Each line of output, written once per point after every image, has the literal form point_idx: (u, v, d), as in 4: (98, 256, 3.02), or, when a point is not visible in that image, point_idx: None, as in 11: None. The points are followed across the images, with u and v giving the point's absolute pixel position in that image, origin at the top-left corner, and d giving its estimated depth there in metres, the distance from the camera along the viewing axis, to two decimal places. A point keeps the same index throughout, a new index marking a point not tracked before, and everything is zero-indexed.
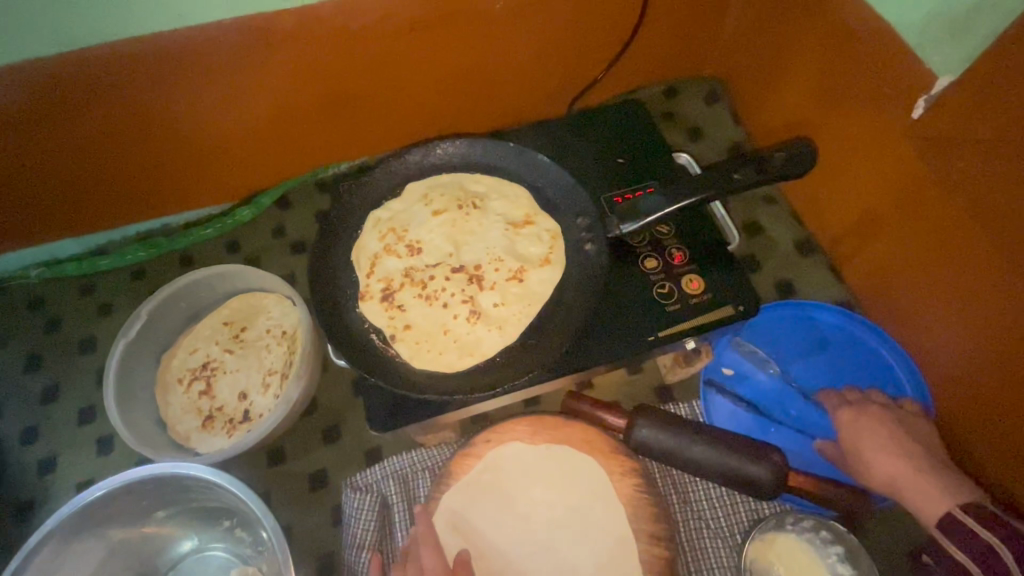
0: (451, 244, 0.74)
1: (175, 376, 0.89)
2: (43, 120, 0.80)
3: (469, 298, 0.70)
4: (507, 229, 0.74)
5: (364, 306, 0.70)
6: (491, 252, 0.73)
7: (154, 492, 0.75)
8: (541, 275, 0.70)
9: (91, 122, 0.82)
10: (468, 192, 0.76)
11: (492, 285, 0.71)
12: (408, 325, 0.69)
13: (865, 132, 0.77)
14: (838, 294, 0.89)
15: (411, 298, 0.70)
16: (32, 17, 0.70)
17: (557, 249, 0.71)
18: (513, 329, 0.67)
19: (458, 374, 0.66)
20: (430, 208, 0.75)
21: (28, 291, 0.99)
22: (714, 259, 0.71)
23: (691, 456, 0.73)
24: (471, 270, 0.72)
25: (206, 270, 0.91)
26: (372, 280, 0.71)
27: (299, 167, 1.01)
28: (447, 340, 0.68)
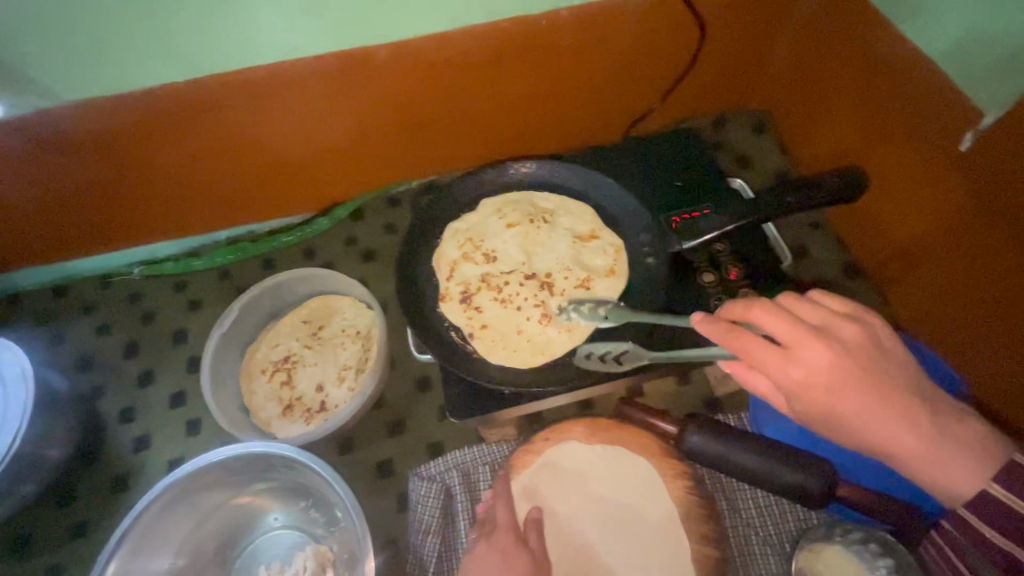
0: (523, 253, 0.82)
1: (259, 367, 0.98)
2: (159, 139, 0.90)
3: (541, 302, 0.77)
4: (574, 242, 0.81)
5: (445, 306, 0.78)
6: (561, 262, 0.80)
7: (243, 469, 0.83)
8: (607, 284, 0.78)
9: (200, 141, 0.92)
10: (538, 208, 0.84)
11: (561, 292, 0.78)
12: (485, 325, 0.76)
13: (913, 164, 0.82)
14: (884, 316, 0.92)
15: (488, 300, 0.78)
16: (167, 49, 0.79)
17: (621, 261, 0.78)
18: (581, 331, 0.74)
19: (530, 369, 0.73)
20: (504, 221, 0.83)
21: (129, 286, 1.10)
22: (765, 276, 0.78)
23: (742, 463, 0.76)
24: (543, 277, 0.80)
25: (290, 273, 1.01)
26: (452, 284, 0.79)
27: (373, 182, 1.11)
28: (521, 340, 0.75)
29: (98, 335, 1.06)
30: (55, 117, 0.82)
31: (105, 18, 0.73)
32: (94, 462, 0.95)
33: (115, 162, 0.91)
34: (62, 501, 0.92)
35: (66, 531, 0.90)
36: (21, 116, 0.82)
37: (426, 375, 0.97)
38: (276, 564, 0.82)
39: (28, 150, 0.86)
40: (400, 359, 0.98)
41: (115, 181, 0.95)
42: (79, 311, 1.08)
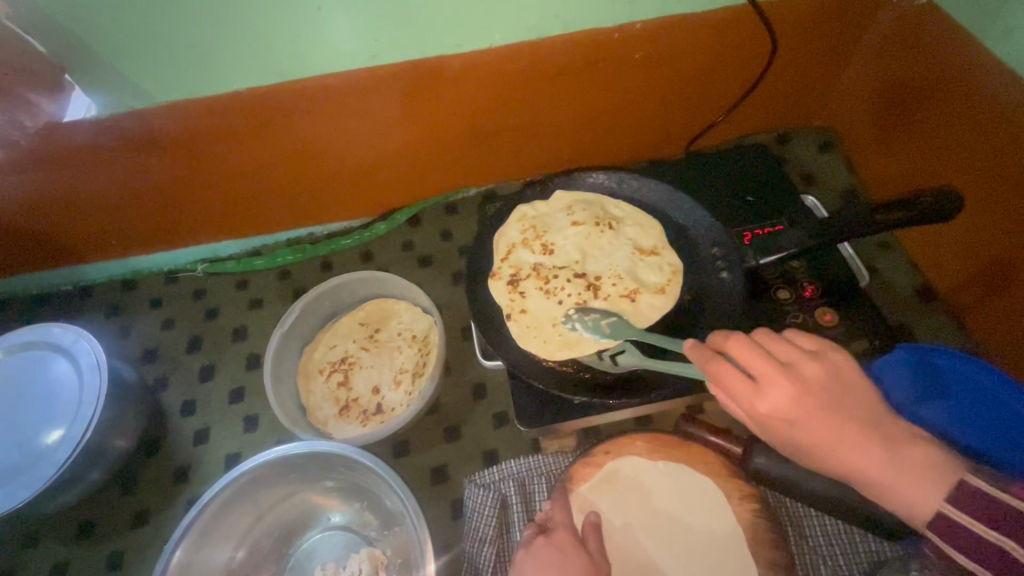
0: (580, 253, 0.81)
1: (316, 366, 0.99)
2: (235, 141, 0.92)
3: (582, 301, 0.77)
4: (632, 254, 0.80)
5: (492, 284, 0.80)
6: (613, 268, 0.79)
7: (304, 466, 0.83)
8: (655, 302, 0.76)
9: (273, 143, 0.94)
10: (606, 215, 0.83)
11: (606, 296, 0.77)
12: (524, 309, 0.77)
13: (998, 185, 0.79)
14: (960, 342, 0.89)
15: (533, 288, 0.78)
16: (249, 56, 0.82)
17: (674, 283, 0.77)
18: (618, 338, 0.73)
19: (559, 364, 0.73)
20: (570, 218, 0.83)
21: (193, 282, 1.14)
22: (845, 295, 0.76)
23: (814, 487, 0.74)
24: (593, 282, 0.79)
25: (351, 275, 1.02)
26: (505, 264, 0.81)
27: (432, 189, 1.12)
28: (555, 332, 0.75)
29: (163, 329, 1.09)
30: (142, 117, 0.86)
31: (198, 23, 0.76)
32: (155, 452, 0.97)
33: (191, 161, 0.94)
34: (124, 490, 0.94)
35: (127, 519, 0.91)
36: (110, 116, 0.85)
37: (482, 382, 0.97)
38: (331, 564, 0.82)
39: (114, 149, 0.89)
40: (455, 365, 0.99)
41: (189, 180, 0.98)
42: (146, 306, 1.12)
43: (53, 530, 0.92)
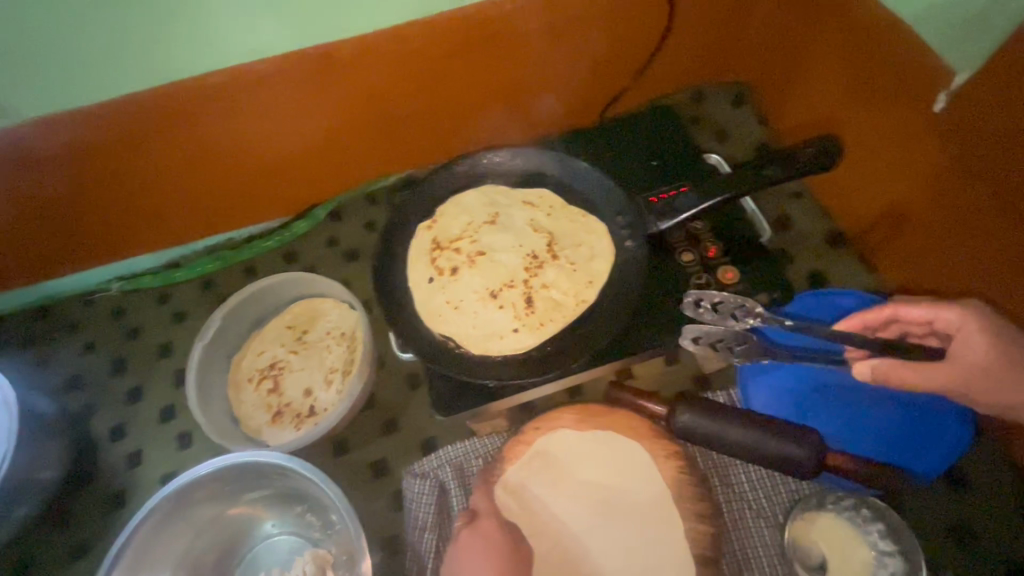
0: (507, 256, 0.77)
1: (245, 376, 0.97)
2: (126, 147, 0.88)
3: (480, 293, 0.74)
4: (553, 274, 0.74)
5: (421, 236, 0.80)
6: (520, 283, 0.74)
7: (236, 478, 0.82)
8: (507, 340, 0.70)
9: (168, 148, 0.90)
10: (558, 256, 0.76)
11: (504, 302, 0.73)
12: (446, 270, 0.76)
13: (890, 126, 0.81)
14: (870, 282, 0.91)
15: (455, 256, 0.77)
16: (126, 58, 0.78)
17: (559, 323, 0.71)
18: (493, 344, 0.70)
19: (437, 332, 0.72)
20: (524, 232, 0.78)
21: (111, 302, 1.09)
22: (746, 251, 0.76)
23: (732, 437, 0.77)
24: (474, 286, 0.75)
25: (273, 277, 0.99)
26: (443, 222, 0.80)
27: (351, 182, 1.10)
28: (448, 303, 0.74)
29: (84, 353, 1.05)
30: (23, 135, 0.82)
31: None
32: (87, 481, 0.94)
33: (81, 174, 0.89)
34: (59, 522, 0.91)
35: (65, 552, 0.89)
36: None
37: (415, 372, 0.96)
38: (276, 571, 0.82)
39: None
40: (387, 358, 0.98)
41: (84, 194, 0.93)
42: (62, 331, 1.07)
43: None
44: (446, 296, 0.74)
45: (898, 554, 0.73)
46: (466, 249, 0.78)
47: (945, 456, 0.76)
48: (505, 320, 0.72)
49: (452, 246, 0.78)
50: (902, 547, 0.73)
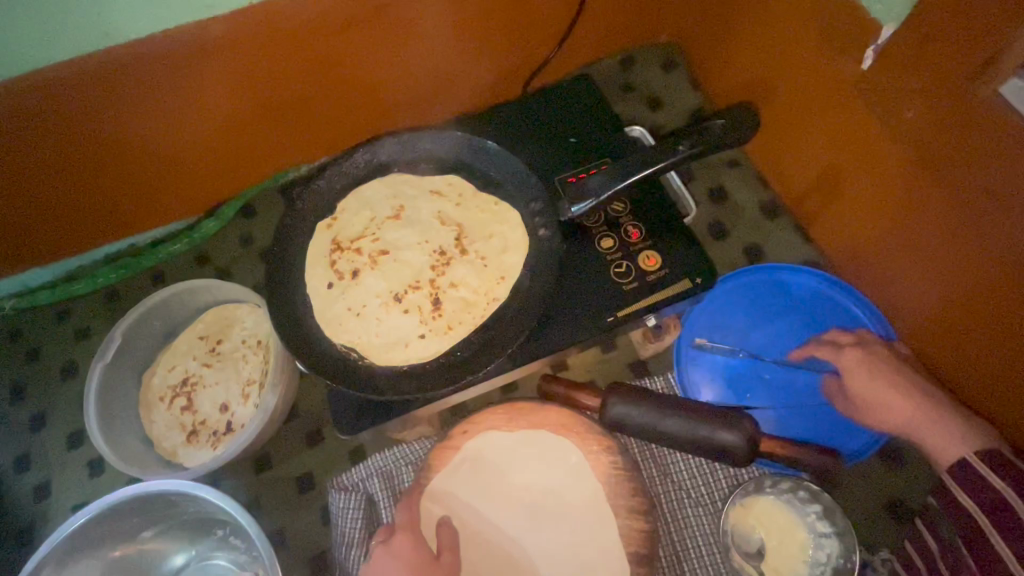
0: (413, 253, 0.70)
1: (156, 394, 0.90)
2: None
3: (384, 297, 0.68)
4: (462, 271, 0.68)
5: (320, 235, 0.73)
6: (427, 282, 0.68)
7: (143, 509, 0.76)
8: (412, 347, 0.65)
9: (33, 154, 0.81)
10: (467, 250, 0.70)
11: (409, 306, 0.67)
12: (346, 273, 0.70)
13: (821, 85, 0.75)
14: (807, 253, 0.88)
15: (357, 257, 0.70)
16: None
17: (468, 325, 0.65)
18: (397, 353, 0.65)
19: (338, 343, 0.66)
20: (430, 225, 0.72)
21: (6, 323, 1.00)
22: (670, 232, 0.69)
23: (665, 428, 0.74)
24: (377, 289, 0.68)
25: (177, 286, 0.91)
26: (343, 218, 0.73)
27: (260, 174, 1.01)
28: (350, 310, 0.67)
29: None
30: None
31: None
32: None
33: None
34: None
35: None
36: None
37: None
38: None
39: None
40: None
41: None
42: None
43: None
44: (346, 303, 0.68)
45: (834, 534, 0.72)
46: (367, 249, 0.71)
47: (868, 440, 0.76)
48: (411, 325, 0.66)
49: (352, 246, 0.71)
50: (836, 527, 0.72)
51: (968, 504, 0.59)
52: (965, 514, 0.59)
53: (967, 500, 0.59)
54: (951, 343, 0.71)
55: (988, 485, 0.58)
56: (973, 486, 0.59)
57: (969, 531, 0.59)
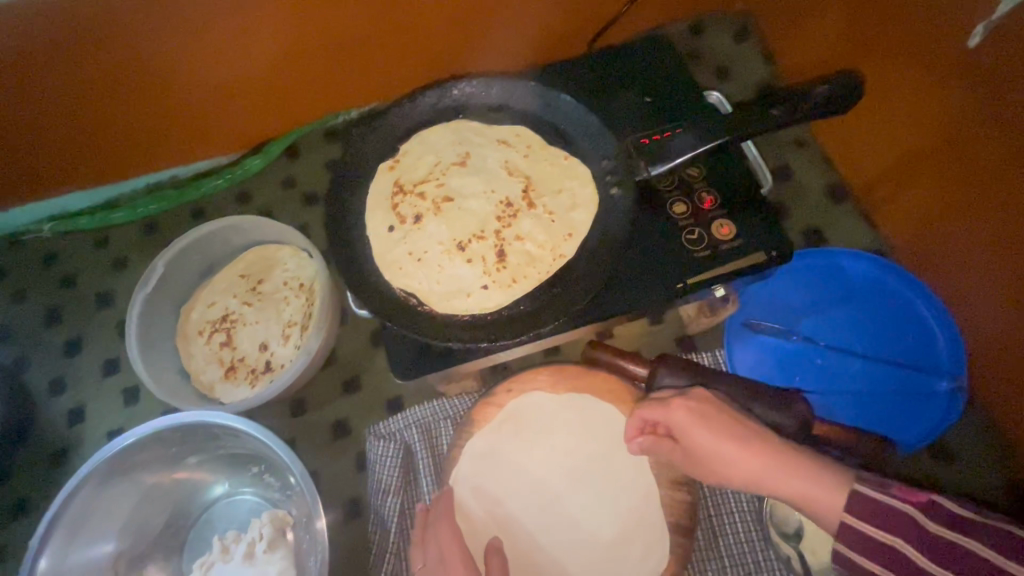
0: (479, 202, 0.68)
1: (195, 328, 0.89)
2: (25, 67, 0.75)
3: (446, 243, 0.66)
4: (528, 223, 0.66)
5: (380, 177, 0.70)
6: (490, 232, 0.66)
7: (183, 439, 0.76)
8: (473, 298, 0.63)
9: (78, 69, 0.78)
10: (534, 204, 0.67)
11: (473, 255, 0.65)
12: (411, 218, 0.67)
13: (915, 62, 0.71)
14: (869, 241, 0.86)
15: (420, 202, 0.68)
16: None
17: (533, 278, 0.64)
18: (461, 303, 0.63)
19: (398, 288, 0.64)
20: (497, 175, 0.69)
21: (42, 245, 0.98)
22: (744, 205, 0.67)
23: (715, 402, 0.73)
24: (439, 236, 0.66)
25: (221, 222, 0.90)
26: (406, 163, 0.71)
27: (307, 114, 0.98)
28: (410, 256, 0.65)
29: (12, 302, 0.95)
30: None
31: None
32: (27, 439, 0.87)
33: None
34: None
35: (6, 510, 0.84)
36: None
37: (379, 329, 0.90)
38: (231, 532, 0.78)
39: None
40: (350, 312, 0.91)
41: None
42: None
43: None
44: (407, 247, 0.66)
45: None
46: (431, 194, 0.69)
47: (921, 428, 0.74)
48: (473, 276, 0.64)
49: (415, 190, 0.68)
50: None
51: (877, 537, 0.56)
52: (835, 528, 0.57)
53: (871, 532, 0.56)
54: (1010, 348, 0.68)
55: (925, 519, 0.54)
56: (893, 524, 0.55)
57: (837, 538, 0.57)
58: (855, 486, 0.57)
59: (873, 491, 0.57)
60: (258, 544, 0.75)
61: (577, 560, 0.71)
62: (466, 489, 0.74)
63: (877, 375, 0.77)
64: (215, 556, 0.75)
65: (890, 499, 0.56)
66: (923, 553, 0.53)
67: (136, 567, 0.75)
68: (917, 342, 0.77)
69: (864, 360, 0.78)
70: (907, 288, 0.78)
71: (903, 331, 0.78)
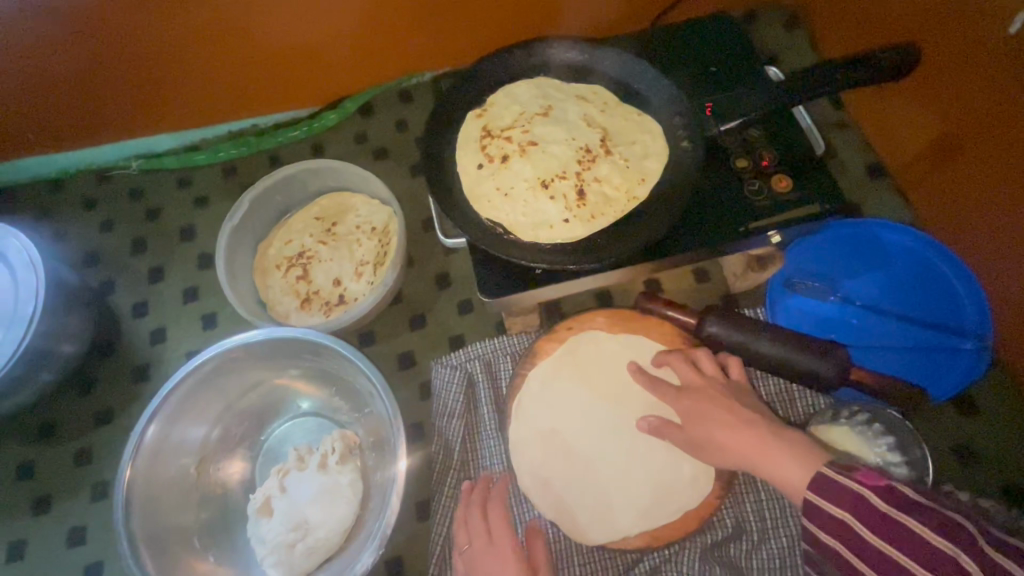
0: (561, 147, 0.74)
1: (273, 263, 0.96)
2: (136, 9, 0.81)
3: (531, 181, 0.72)
4: (606, 166, 0.73)
5: (469, 124, 0.78)
6: (571, 173, 0.73)
7: (268, 354, 0.83)
8: (557, 230, 0.70)
9: (177, 17, 0.84)
10: (611, 151, 0.74)
11: (557, 193, 0.72)
12: (499, 159, 0.74)
13: (954, 50, 0.77)
14: (903, 217, 0.93)
15: (506, 145, 0.75)
16: None
17: (610, 215, 0.70)
18: (545, 234, 0.70)
19: (487, 219, 0.71)
20: (577, 125, 0.76)
21: (129, 181, 1.06)
22: (801, 163, 0.74)
23: (763, 351, 0.78)
24: (525, 175, 0.73)
25: (302, 165, 0.97)
26: (493, 112, 0.78)
27: (383, 75, 1.06)
28: (498, 192, 0.72)
29: (101, 231, 1.02)
30: None
31: None
32: (112, 353, 0.94)
33: (86, 33, 0.83)
34: (84, 390, 0.92)
35: (91, 417, 0.90)
36: None
37: (445, 273, 0.97)
38: (305, 445, 0.83)
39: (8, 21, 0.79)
40: (417, 257, 0.98)
41: (91, 59, 0.87)
42: (79, 206, 1.04)
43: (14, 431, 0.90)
44: (496, 183, 0.73)
45: (905, 464, 0.77)
46: (517, 138, 0.75)
47: (949, 382, 0.80)
48: (556, 210, 0.71)
49: (502, 135, 0.75)
50: (907, 458, 0.78)
51: (833, 508, 0.54)
52: (821, 511, 0.54)
53: (834, 508, 0.53)
54: None
55: (870, 502, 0.52)
56: (837, 494, 0.54)
57: (820, 520, 0.54)
58: (821, 467, 0.56)
59: (835, 472, 0.55)
60: (332, 456, 0.80)
61: (633, 487, 0.76)
62: (526, 418, 0.79)
63: (906, 334, 0.84)
64: (292, 464, 0.80)
65: (846, 480, 0.54)
66: (878, 535, 0.50)
67: (218, 466, 0.83)
68: (945, 305, 0.84)
69: (897, 321, 0.85)
70: (941, 259, 0.84)
71: (934, 297, 0.85)
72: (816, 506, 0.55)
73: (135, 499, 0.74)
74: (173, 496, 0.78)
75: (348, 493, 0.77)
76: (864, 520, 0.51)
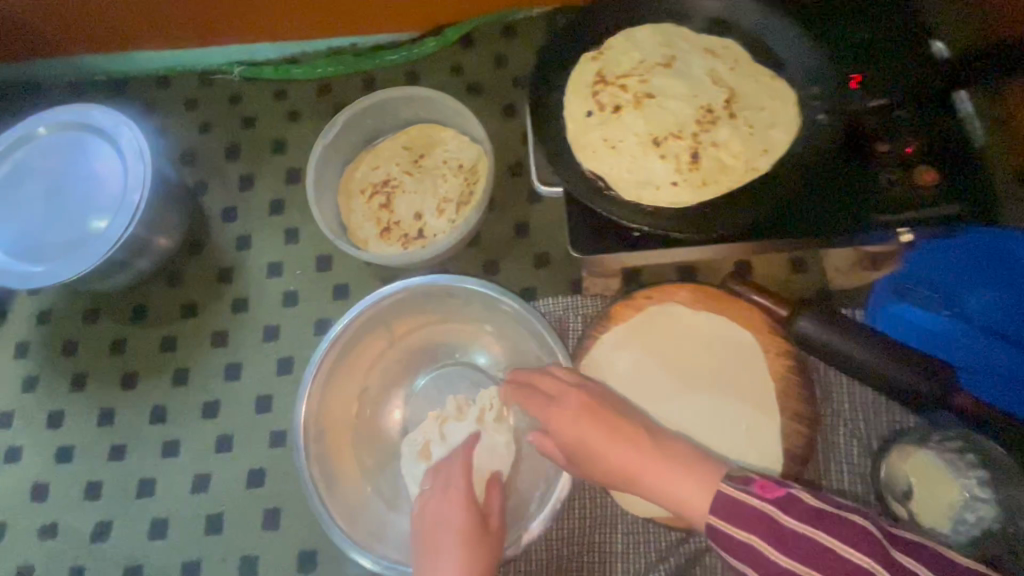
0: (680, 103, 0.68)
1: (358, 187, 0.96)
2: None
3: (642, 136, 0.67)
4: (726, 130, 0.67)
5: (580, 66, 0.73)
6: (687, 132, 0.67)
7: (436, 299, 0.82)
8: (663, 192, 0.65)
9: None
10: (735, 115, 0.68)
11: (668, 153, 0.67)
12: (610, 108, 0.69)
13: None
14: None
15: (618, 94, 0.70)
16: None
17: (723, 184, 0.65)
18: (650, 195, 0.65)
19: (588, 170, 0.67)
20: (700, 81, 0.70)
21: (228, 86, 1.07)
22: (951, 155, 0.65)
23: (855, 353, 0.74)
24: (636, 128, 0.68)
25: (398, 91, 0.94)
26: (609, 56, 0.72)
27: (488, 5, 1.00)
28: (604, 143, 0.68)
29: (198, 133, 1.05)
30: None
31: None
32: (200, 252, 0.98)
33: None
34: (172, 282, 0.97)
35: (177, 309, 0.95)
36: None
37: (524, 222, 0.94)
38: (462, 395, 0.82)
39: None
40: (500, 201, 0.95)
41: None
42: (181, 105, 1.07)
43: (109, 308, 0.96)
44: (603, 133, 0.68)
45: (994, 501, 0.71)
46: (632, 88, 0.70)
47: None
48: (664, 171, 0.66)
49: (617, 82, 0.70)
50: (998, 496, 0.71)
51: (736, 531, 0.56)
52: (734, 539, 0.56)
53: (735, 530, 0.56)
54: None
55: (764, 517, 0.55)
56: (734, 515, 0.56)
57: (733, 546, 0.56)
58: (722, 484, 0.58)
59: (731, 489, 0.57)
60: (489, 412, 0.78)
61: None
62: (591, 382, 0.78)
63: None
64: (450, 412, 0.79)
65: (743, 493, 0.57)
66: (787, 553, 0.54)
67: (381, 401, 0.84)
68: None
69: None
70: None
71: None
72: (720, 530, 0.56)
73: (312, 427, 0.77)
74: (344, 421, 0.81)
75: (502, 450, 0.76)
76: (768, 537, 0.54)
